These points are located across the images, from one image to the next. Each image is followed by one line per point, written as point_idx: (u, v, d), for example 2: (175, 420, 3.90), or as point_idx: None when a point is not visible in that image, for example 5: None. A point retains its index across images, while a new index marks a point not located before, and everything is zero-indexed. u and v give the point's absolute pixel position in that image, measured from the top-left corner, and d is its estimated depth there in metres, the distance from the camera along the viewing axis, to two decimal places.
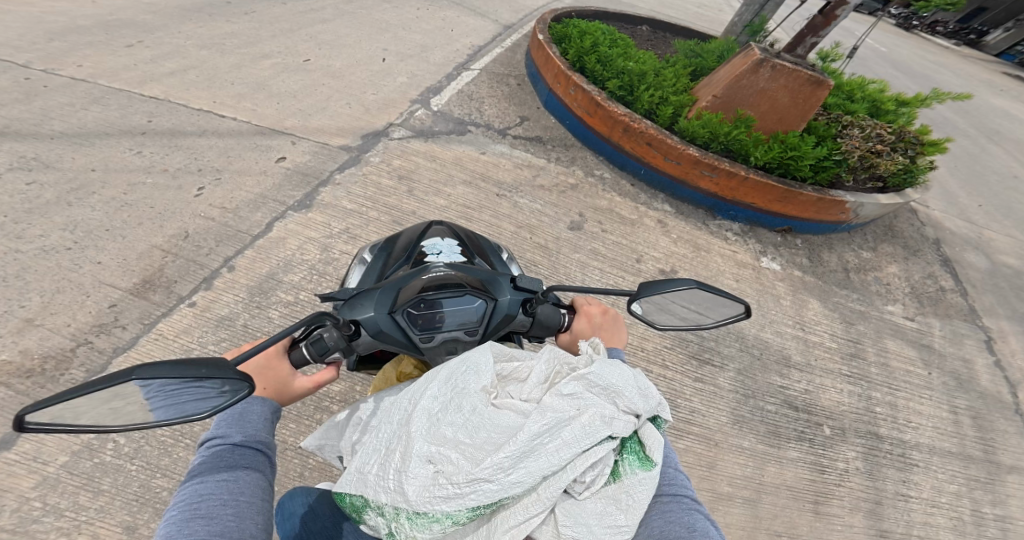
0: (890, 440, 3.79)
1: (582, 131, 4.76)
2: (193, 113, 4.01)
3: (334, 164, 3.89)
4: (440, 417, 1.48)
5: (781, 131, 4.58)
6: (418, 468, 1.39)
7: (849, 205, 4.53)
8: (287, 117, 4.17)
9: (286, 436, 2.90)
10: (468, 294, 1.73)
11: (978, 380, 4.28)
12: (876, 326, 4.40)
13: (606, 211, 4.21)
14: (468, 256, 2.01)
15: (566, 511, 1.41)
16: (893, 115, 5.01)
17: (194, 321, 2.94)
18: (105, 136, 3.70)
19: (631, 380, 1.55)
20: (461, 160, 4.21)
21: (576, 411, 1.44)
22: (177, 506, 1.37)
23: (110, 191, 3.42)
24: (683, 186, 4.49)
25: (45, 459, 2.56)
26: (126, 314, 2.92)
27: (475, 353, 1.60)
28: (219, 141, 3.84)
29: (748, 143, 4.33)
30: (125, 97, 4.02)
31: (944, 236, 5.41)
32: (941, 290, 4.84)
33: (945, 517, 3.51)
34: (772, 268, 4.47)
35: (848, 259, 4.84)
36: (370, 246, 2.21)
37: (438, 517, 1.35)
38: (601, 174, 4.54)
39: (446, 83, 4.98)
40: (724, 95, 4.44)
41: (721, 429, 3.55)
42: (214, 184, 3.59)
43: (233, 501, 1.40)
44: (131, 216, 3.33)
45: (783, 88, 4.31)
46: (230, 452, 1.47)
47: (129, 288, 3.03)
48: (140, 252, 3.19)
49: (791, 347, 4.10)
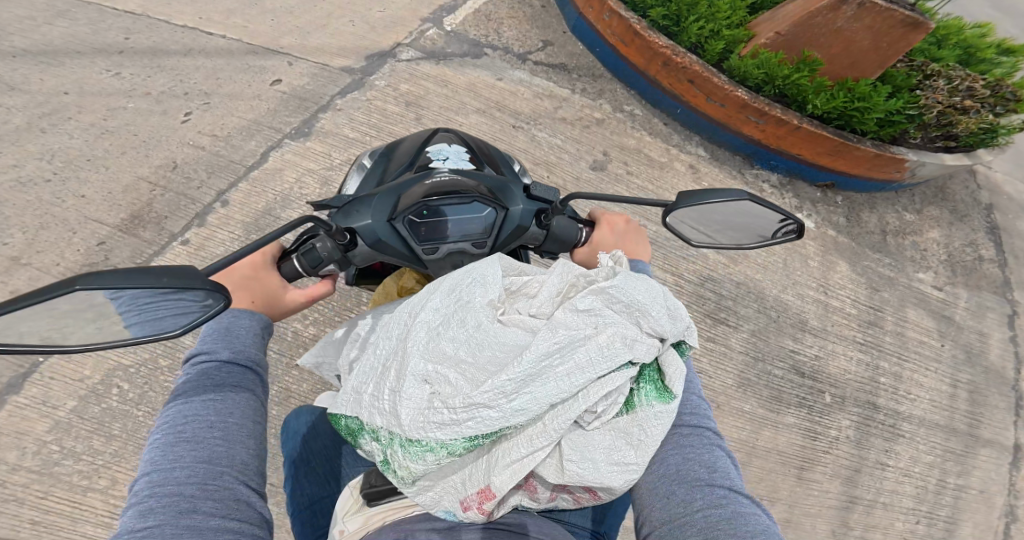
0: (885, 410, 3.71)
1: (614, 62, 4.40)
2: (176, 28, 3.67)
3: (334, 88, 3.60)
4: (440, 332, 1.31)
5: (853, 77, 4.17)
6: (414, 389, 1.24)
7: (907, 164, 4.29)
8: (282, 35, 3.82)
9: (289, 385, 2.80)
10: (479, 201, 1.51)
11: (987, 354, 4.17)
12: (900, 294, 4.24)
13: (633, 150, 3.97)
14: (479, 165, 1.77)
15: (573, 443, 1.27)
16: (989, 65, 4.65)
17: (189, 261, 2.76)
18: (83, 54, 3.39)
19: (659, 298, 1.35)
20: (475, 86, 3.91)
21: (592, 330, 1.27)
22: (163, 428, 1.24)
23: (88, 116, 3.15)
24: (725, 130, 4.23)
25: (55, 403, 2.46)
26: (117, 254, 2.74)
27: (482, 264, 1.41)
28: (206, 61, 3.52)
29: (808, 88, 4.05)
30: (95, 9, 3.66)
31: (999, 203, 5.11)
32: (978, 260, 4.65)
33: (912, 485, 3.54)
34: (805, 226, 4.28)
35: (889, 221, 4.62)
36: (371, 152, 1.95)
37: (434, 448, 1.21)
38: (631, 109, 4.26)
39: (462, 1, 4.44)
40: (789, 34, 4.01)
41: (724, 391, 3.45)
42: (202, 109, 3.32)
43: (222, 423, 1.26)
44: (113, 144, 3.08)
45: (867, 29, 3.85)
46: (217, 370, 1.32)
47: (117, 224, 2.82)
48: (126, 185, 2.96)
49: (810, 311, 3.95)
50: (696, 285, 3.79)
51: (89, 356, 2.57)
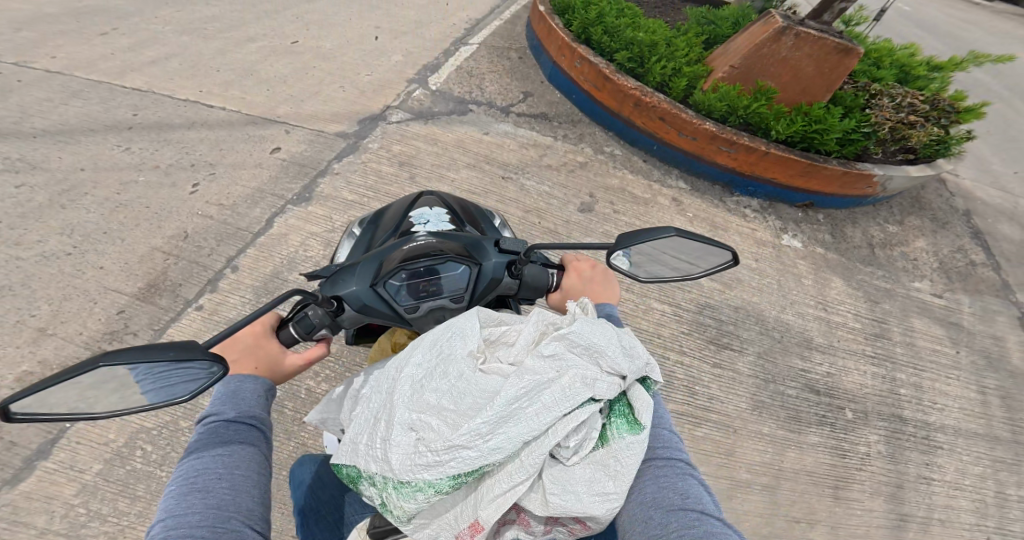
0: (914, 422, 3.61)
1: (589, 106, 4.58)
2: (179, 104, 3.90)
3: (332, 153, 3.76)
4: (423, 382, 1.38)
5: (805, 102, 4.32)
6: (400, 436, 1.30)
7: (876, 179, 4.34)
8: (279, 105, 4.03)
9: (306, 438, 2.83)
10: (458, 259, 1.60)
11: (1009, 358, 4.07)
12: (901, 304, 4.21)
13: (617, 190, 4.04)
14: (458, 223, 1.87)
15: (554, 478, 1.33)
16: (925, 80, 4.79)
17: (204, 325, 2.84)
18: (96, 132, 3.60)
19: (616, 339, 1.46)
20: (463, 142, 4.06)
21: (557, 374, 1.35)
22: (176, 481, 1.28)
23: (102, 191, 3.32)
24: (699, 162, 4.30)
25: (82, 466, 2.51)
26: (135, 321, 2.82)
27: (461, 318, 1.50)
28: (209, 133, 3.72)
29: (767, 115, 4.14)
30: (105, 89, 3.91)
31: (973, 207, 5.16)
32: (969, 264, 4.62)
33: (968, 499, 3.35)
34: (793, 246, 4.29)
35: (872, 234, 4.64)
36: (360, 219, 2.02)
37: (422, 486, 1.26)
38: (611, 151, 4.37)
39: (442, 61, 4.79)
40: (742, 65, 4.21)
41: (740, 415, 3.40)
42: (209, 179, 3.48)
43: (229, 475, 1.30)
44: (127, 217, 3.23)
45: (807, 57, 4.05)
46: (224, 426, 1.37)
47: (135, 293, 2.93)
48: (141, 255, 3.09)
49: (813, 329, 3.92)
50: (695, 312, 3.82)
51: (113, 421, 2.65)
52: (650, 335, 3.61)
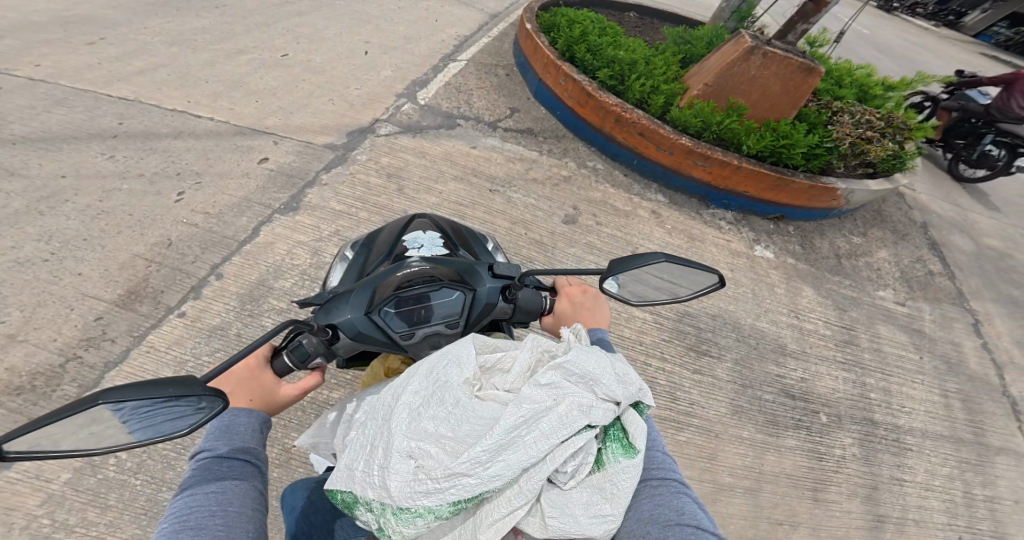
0: (884, 425, 3.75)
1: (573, 121, 4.68)
2: (167, 113, 3.89)
3: (319, 164, 3.78)
4: (421, 410, 1.41)
5: (773, 118, 4.51)
6: (399, 464, 1.33)
7: (840, 193, 4.51)
8: (267, 116, 4.05)
9: (289, 446, 2.83)
10: (451, 286, 1.65)
11: (966, 363, 4.26)
12: (868, 313, 4.37)
13: (600, 203, 4.13)
14: (449, 248, 1.93)
15: (552, 501, 1.38)
16: (881, 100, 5.04)
17: (185, 332, 2.84)
18: (79, 139, 3.57)
19: (608, 367, 1.53)
20: (451, 155, 4.11)
21: (553, 402, 1.40)
22: (169, 518, 1.30)
23: (83, 199, 3.29)
24: (677, 176, 4.43)
25: (48, 476, 2.48)
26: (114, 327, 2.80)
27: (456, 345, 1.55)
28: (196, 143, 3.72)
29: (739, 131, 4.29)
30: (91, 98, 3.88)
31: (931, 220, 5.39)
32: (929, 274, 4.81)
33: (938, 500, 3.49)
34: (766, 256, 4.42)
35: (840, 245, 4.80)
36: (351, 242, 2.07)
37: (421, 511, 1.30)
38: (593, 165, 4.47)
39: (431, 77, 4.85)
40: (714, 83, 4.37)
41: (721, 420, 3.50)
42: (195, 188, 3.47)
43: (223, 510, 1.32)
44: (109, 224, 3.21)
45: (774, 75, 4.25)
46: (219, 462, 1.40)
47: (114, 299, 2.91)
48: (122, 262, 3.07)
49: (787, 335, 4.05)
50: (675, 320, 3.94)
51: None
52: (630, 342, 3.69)
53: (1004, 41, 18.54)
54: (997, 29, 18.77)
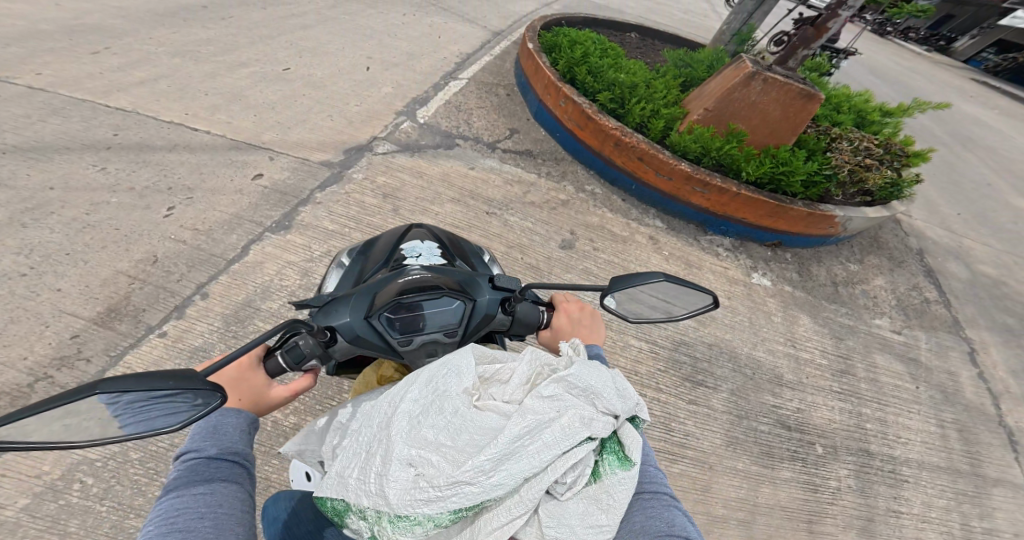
0: (880, 456, 3.69)
1: (572, 144, 4.70)
2: (163, 125, 3.84)
3: (314, 182, 3.73)
4: (422, 418, 1.35)
5: (772, 144, 4.57)
6: (400, 470, 1.26)
7: (838, 220, 4.54)
8: (265, 131, 4.02)
9: (269, 473, 2.69)
10: (449, 295, 1.59)
11: (962, 393, 4.23)
12: (864, 341, 4.35)
13: (597, 228, 4.12)
14: (448, 260, 1.86)
15: (549, 512, 1.31)
16: (879, 125, 5.14)
17: (165, 353, 2.72)
18: (70, 149, 3.50)
19: (610, 382, 1.45)
20: (449, 176, 4.09)
21: (556, 413, 1.34)
22: (153, 521, 1.25)
23: (70, 211, 3.20)
24: (674, 202, 4.45)
25: (4, 502, 2.31)
26: (89, 346, 2.68)
27: (456, 355, 1.49)
28: (190, 156, 3.66)
29: (739, 157, 4.32)
30: (88, 108, 3.82)
31: (926, 246, 5.44)
32: (925, 302, 4.83)
33: (936, 533, 3.40)
34: (762, 284, 4.41)
35: (837, 272, 4.81)
36: (349, 249, 2.01)
37: (420, 519, 1.22)
38: (592, 189, 4.47)
39: (431, 95, 4.87)
40: (715, 108, 4.46)
41: (715, 451, 3.41)
42: (186, 203, 3.40)
43: (211, 513, 1.29)
44: (94, 238, 3.11)
45: (774, 101, 4.32)
46: (206, 464, 1.35)
47: (93, 317, 2.79)
48: (104, 278, 2.97)
49: (783, 366, 4.00)
50: (670, 349, 3.87)
51: (49, 453, 2.48)
52: (627, 373, 3.61)
53: (993, 66, 19.17)
54: (984, 54, 19.88)
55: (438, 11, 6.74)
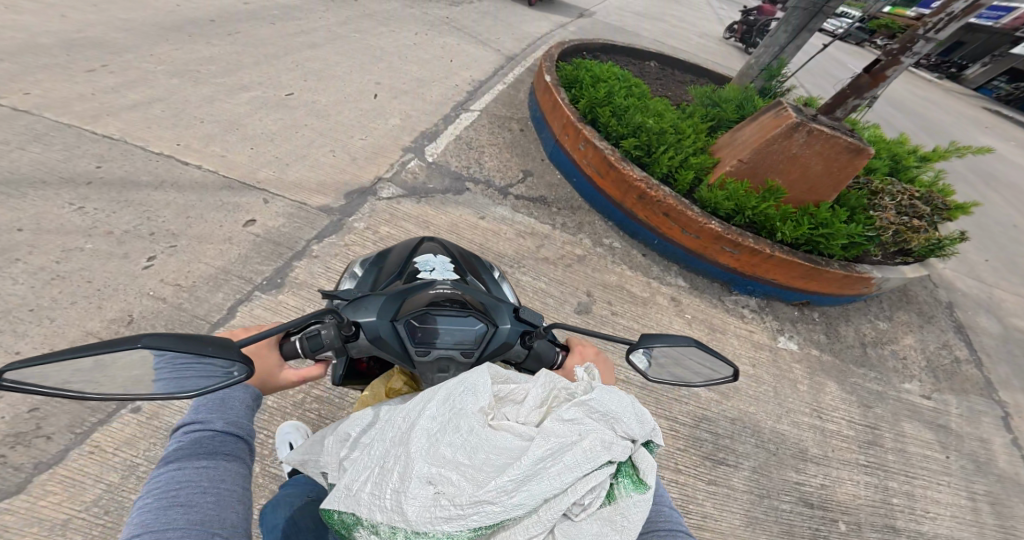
0: (908, 533, 3.28)
1: (590, 190, 4.55)
2: (152, 158, 3.62)
3: (311, 232, 3.48)
4: (436, 435, 1.19)
5: (812, 200, 4.42)
6: (419, 486, 1.12)
7: (873, 281, 4.35)
8: (261, 169, 3.81)
9: None
10: (471, 314, 1.44)
11: (996, 461, 3.86)
12: (893, 409, 3.99)
13: (615, 288, 3.86)
14: (464, 279, 1.71)
15: (564, 534, 1.16)
16: (914, 172, 5.08)
17: (138, 431, 2.44)
18: (42, 185, 3.22)
19: (629, 407, 1.29)
20: (457, 226, 3.87)
21: (577, 436, 1.20)
22: (153, 493, 1.28)
23: (39, 258, 2.89)
24: (699, 259, 4.23)
25: None
26: (50, 422, 2.37)
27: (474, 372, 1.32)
28: (178, 197, 3.41)
29: (774, 217, 4.14)
30: (73, 135, 3.61)
31: (956, 299, 5.22)
32: (956, 362, 4.54)
33: None
34: (789, 348, 4.12)
35: (865, 332, 4.54)
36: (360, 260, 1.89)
37: (438, 534, 1.10)
38: (610, 243, 4.26)
39: (441, 129, 4.77)
40: (750, 161, 4.27)
41: (733, 533, 3.01)
42: (167, 253, 3.11)
43: (213, 489, 1.33)
44: (62, 292, 2.78)
45: (817, 155, 4.12)
46: (209, 441, 1.40)
47: (56, 388, 2.49)
48: (72, 340, 2.61)
49: (808, 439, 3.61)
50: (691, 426, 3.42)
51: None
52: None
53: (1004, 96, 20.11)
54: (995, 83, 20.91)
55: (451, 32, 6.87)
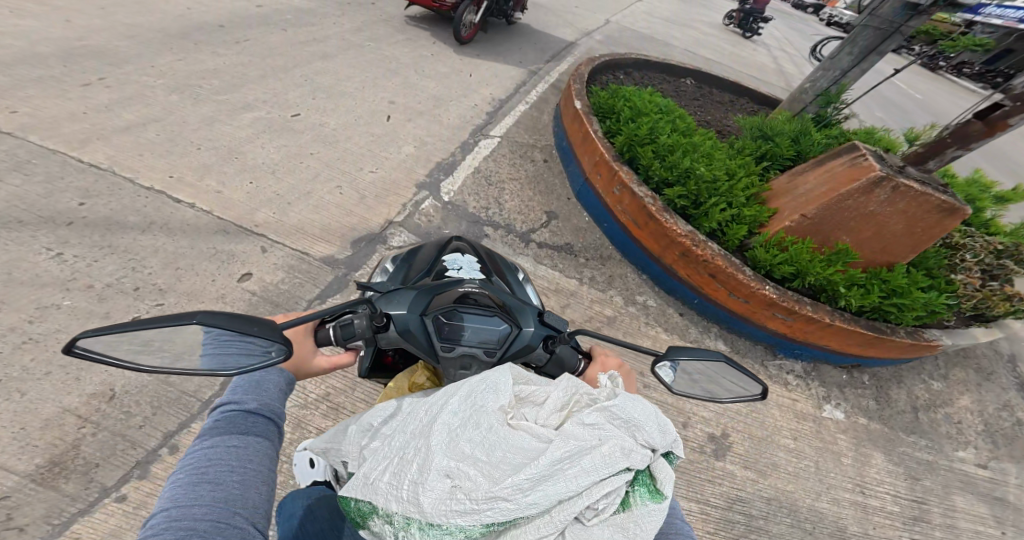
0: None
1: (622, 239, 4.28)
2: (140, 193, 3.42)
3: (314, 288, 3.22)
4: (451, 421, 1.00)
5: (883, 259, 4.10)
6: (433, 473, 0.93)
7: (940, 348, 4.00)
8: (259, 210, 3.60)
9: None
10: (490, 317, 1.24)
11: None
12: (943, 480, 3.54)
13: (649, 355, 3.56)
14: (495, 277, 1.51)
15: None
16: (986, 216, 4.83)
17: (126, 522, 2.14)
18: (19, 227, 3.00)
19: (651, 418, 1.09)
20: None
21: (594, 439, 1.03)
22: (182, 469, 1.13)
23: (9, 316, 2.62)
24: (743, 321, 3.90)
25: None
26: (23, 513, 2.07)
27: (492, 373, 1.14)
28: (166, 242, 3.19)
29: (840, 283, 3.80)
30: (57, 163, 3.44)
31: (1018, 351, 4.82)
32: (1018, 426, 4.08)
33: None
34: (834, 417, 3.69)
35: (918, 393, 4.09)
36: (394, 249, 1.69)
37: (452, 529, 0.90)
38: (644, 301, 3.99)
39: (458, 161, 4.62)
40: (816, 217, 3.93)
41: None
42: (154, 311, 2.84)
43: (241, 468, 1.16)
44: (35, 358, 2.49)
45: (898, 213, 3.77)
46: (237, 417, 1.23)
47: (31, 473, 2.17)
48: (47, 418, 2.32)
49: (850, 517, 3.17)
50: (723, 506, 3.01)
51: None
52: None
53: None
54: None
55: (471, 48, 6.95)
